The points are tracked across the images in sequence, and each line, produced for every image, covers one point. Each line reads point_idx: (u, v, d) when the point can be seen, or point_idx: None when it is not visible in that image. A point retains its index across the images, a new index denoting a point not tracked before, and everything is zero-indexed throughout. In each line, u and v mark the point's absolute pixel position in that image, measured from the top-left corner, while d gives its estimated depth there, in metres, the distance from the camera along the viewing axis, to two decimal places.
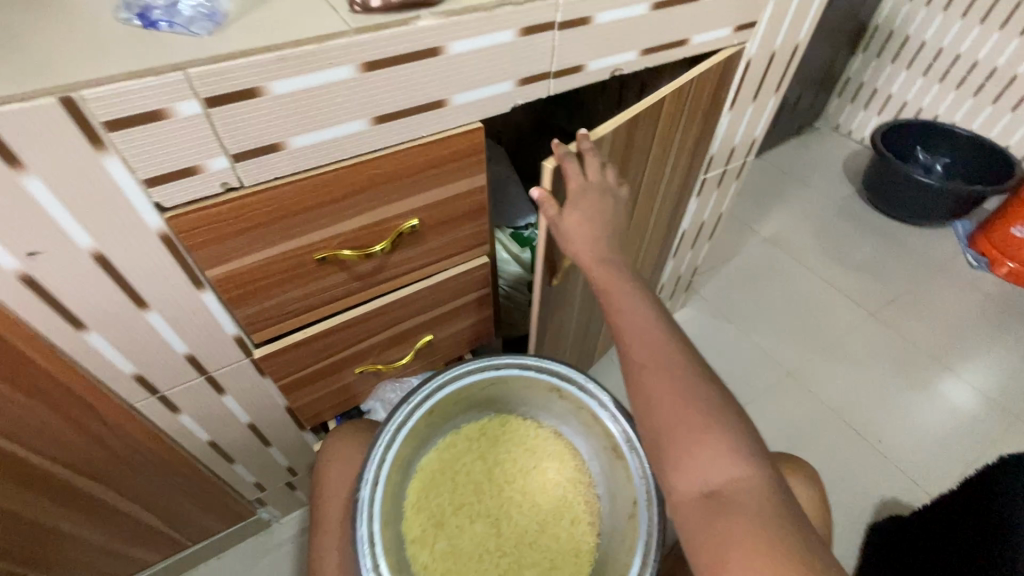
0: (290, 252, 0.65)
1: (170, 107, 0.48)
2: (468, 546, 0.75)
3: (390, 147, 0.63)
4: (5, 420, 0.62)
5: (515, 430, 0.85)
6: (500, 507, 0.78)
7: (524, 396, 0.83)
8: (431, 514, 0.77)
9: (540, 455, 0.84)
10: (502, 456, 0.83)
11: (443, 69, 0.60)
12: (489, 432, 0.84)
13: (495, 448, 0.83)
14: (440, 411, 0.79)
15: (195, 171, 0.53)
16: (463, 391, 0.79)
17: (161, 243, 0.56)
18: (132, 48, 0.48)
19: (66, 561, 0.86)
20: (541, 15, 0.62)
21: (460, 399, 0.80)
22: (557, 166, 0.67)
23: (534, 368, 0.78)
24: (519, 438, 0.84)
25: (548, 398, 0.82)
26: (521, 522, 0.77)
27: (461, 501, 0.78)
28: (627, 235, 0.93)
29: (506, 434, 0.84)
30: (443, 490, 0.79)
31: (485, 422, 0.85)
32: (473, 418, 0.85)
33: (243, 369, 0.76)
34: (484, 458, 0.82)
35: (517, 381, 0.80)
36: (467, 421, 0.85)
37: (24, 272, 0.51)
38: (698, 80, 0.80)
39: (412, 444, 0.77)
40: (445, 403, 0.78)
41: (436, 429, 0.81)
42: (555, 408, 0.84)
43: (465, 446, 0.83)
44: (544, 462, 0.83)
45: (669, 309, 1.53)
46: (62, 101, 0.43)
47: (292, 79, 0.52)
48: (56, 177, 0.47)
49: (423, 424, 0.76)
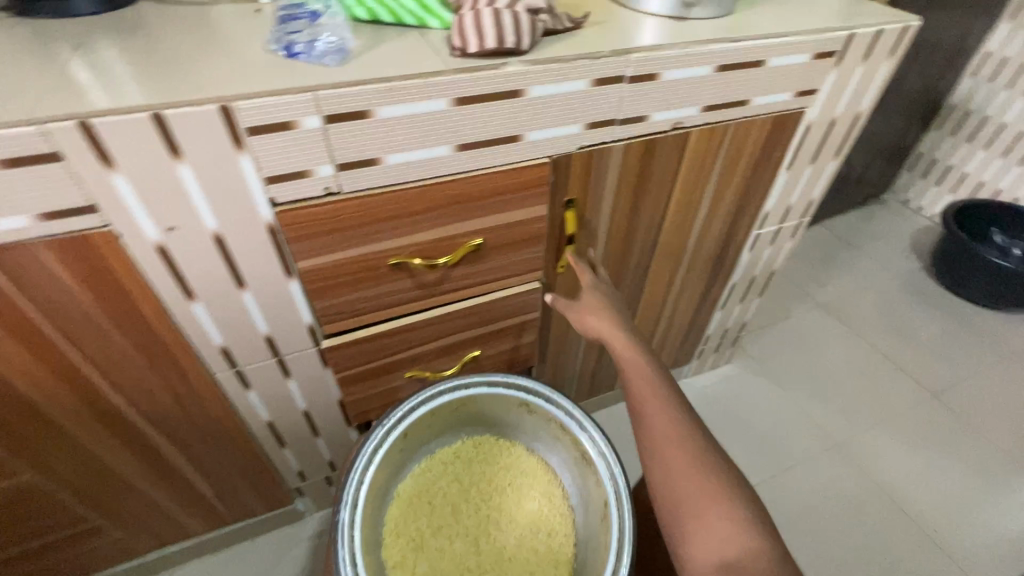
0: (368, 255, 0.74)
1: (299, 120, 0.58)
2: (448, 565, 0.76)
3: (467, 172, 0.72)
4: (115, 370, 0.72)
5: (487, 451, 0.86)
6: (478, 525, 0.80)
7: (498, 416, 0.85)
8: (411, 536, 0.77)
9: (511, 474, 0.85)
10: (475, 478, 0.84)
11: (522, 109, 0.69)
12: (463, 454, 0.86)
13: (468, 469, 0.85)
14: (412, 434, 0.80)
15: (305, 175, 0.63)
16: (434, 413, 0.80)
17: (266, 233, 0.66)
18: (277, 73, 0.59)
19: (128, 514, 0.94)
20: (613, 69, 0.70)
21: (431, 421, 0.82)
22: (555, 159, 0.76)
23: (501, 386, 0.80)
24: (493, 462, 0.86)
25: (518, 414, 0.84)
26: (499, 539, 0.78)
27: (439, 523, 0.79)
28: (639, 251, 0.99)
29: (479, 458, 0.86)
30: (421, 512, 0.80)
31: (458, 446, 0.87)
32: (446, 443, 0.87)
33: (309, 357, 0.84)
34: (459, 480, 0.84)
35: (484, 401, 0.82)
36: (441, 446, 0.87)
37: (160, 244, 0.62)
38: (739, 129, 0.88)
39: (387, 466, 0.78)
40: (416, 426, 0.80)
41: (411, 453, 0.83)
42: (526, 424, 0.86)
43: (441, 469, 0.84)
44: (517, 480, 0.84)
45: (713, 362, 1.52)
46: (222, 108, 0.54)
47: (396, 105, 0.62)
48: (202, 169, 0.58)
49: (394, 446, 0.77)
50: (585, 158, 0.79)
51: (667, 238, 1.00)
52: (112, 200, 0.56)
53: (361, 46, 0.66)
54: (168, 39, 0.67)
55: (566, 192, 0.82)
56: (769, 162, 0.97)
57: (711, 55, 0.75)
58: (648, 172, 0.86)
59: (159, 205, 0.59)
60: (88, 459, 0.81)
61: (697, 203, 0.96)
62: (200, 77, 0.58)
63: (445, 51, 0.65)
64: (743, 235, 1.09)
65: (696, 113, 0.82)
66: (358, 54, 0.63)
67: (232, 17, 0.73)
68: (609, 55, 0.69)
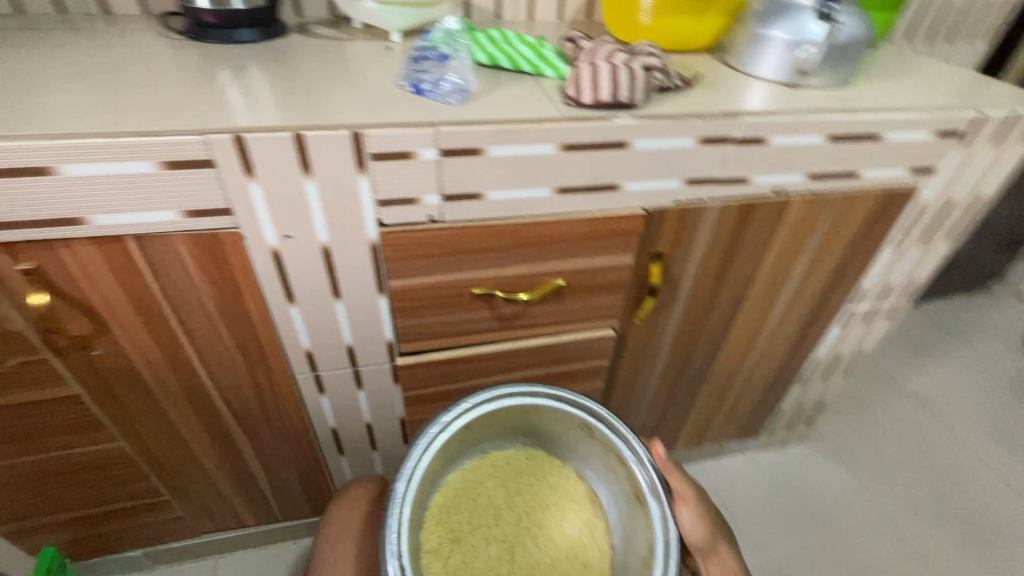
0: (454, 281, 0.76)
1: (417, 152, 0.63)
2: (480, 566, 0.74)
3: (562, 213, 0.73)
4: (213, 357, 0.77)
5: (539, 465, 0.85)
6: (517, 535, 0.78)
7: (556, 433, 0.83)
8: (449, 528, 0.76)
9: (557, 493, 0.83)
10: (521, 488, 0.82)
11: (625, 160, 0.70)
12: (514, 462, 0.84)
13: (518, 479, 0.83)
14: (471, 430, 0.79)
15: (413, 202, 0.67)
16: (496, 415, 0.78)
17: (368, 250, 0.70)
18: (403, 107, 0.64)
19: (193, 494, 0.99)
20: (721, 129, 0.70)
21: (491, 421, 0.80)
22: (645, 213, 0.76)
23: (568, 405, 0.77)
24: (541, 478, 0.84)
25: (579, 436, 0.81)
26: (535, 555, 0.76)
27: (480, 522, 0.78)
28: (722, 311, 0.96)
29: (528, 469, 0.84)
30: (463, 508, 0.79)
31: (512, 453, 0.85)
32: (502, 447, 0.86)
33: (382, 371, 0.87)
34: (507, 486, 0.82)
35: (548, 415, 0.79)
36: (496, 449, 0.85)
37: (276, 249, 0.67)
38: (845, 200, 0.84)
39: (442, 456, 0.76)
40: (481, 422, 0.78)
41: (467, 447, 0.82)
42: (582, 448, 0.83)
43: (490, 471, 0.83)
44: (563, 502, 0.82)
45: (783, 439, 1.41)
46: (353, 136, 0.59)
47: (507, 146, 0.65)
48: (325, 187, 0.63)
49: (453, 439, 0.76)
50: (682, 212, 0.78)
51: (751, 302, 0.96)
52: (245, 206, 0.62)
53: (481, 89, 0.70)
54: (311, 69, 0.75)
55: (653, 244, 0.81)
56: (873, 236, 0.91)
57: (824, 124, 0.74)
58: (742, 233, 0.84)
59: (282, 215, 0.64)
60: (172, 435, 0.87)
61: (788, 271, 0.93)
62: (337, 105, 0.64)
63: (558, 99, 0.68)
64: (834, 309, 1.03)
65: (800, 180, 0.80)
66: (478, 96, 0.68)
67: (366, 54, 0.81)
68: (718, 116, 0.69)
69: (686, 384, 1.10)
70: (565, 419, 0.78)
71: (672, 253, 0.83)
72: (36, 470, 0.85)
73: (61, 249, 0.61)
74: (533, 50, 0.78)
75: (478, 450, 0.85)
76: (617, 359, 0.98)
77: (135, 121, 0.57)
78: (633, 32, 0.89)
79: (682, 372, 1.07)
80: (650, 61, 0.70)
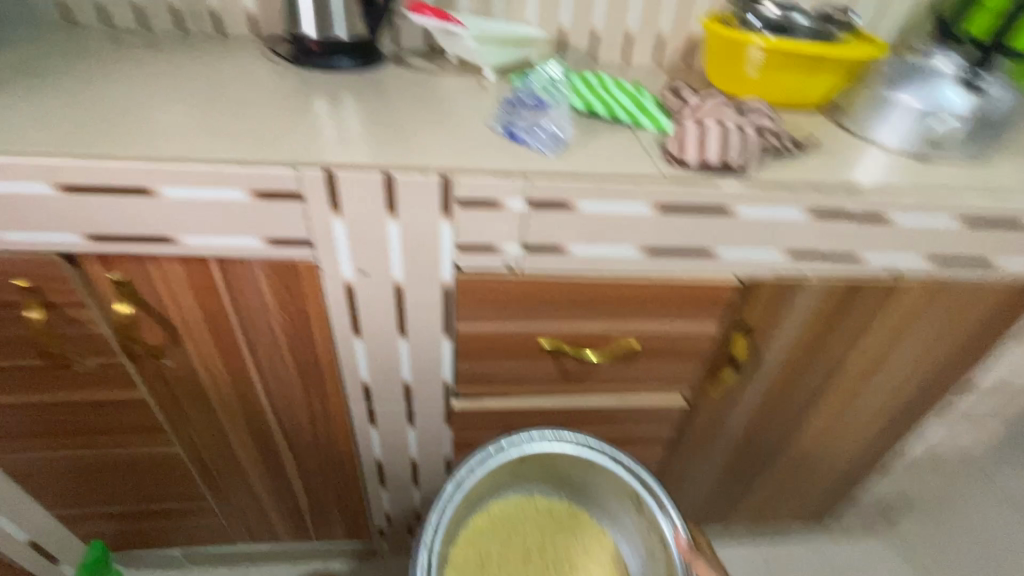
0: (522, 332, 0.73)
1: (505, 201, 0.60)
2: None
3: (646, 275, 0.68)
4: (274, 379, 0.77)
5: (579, 523, 0.87)
6: None
7: (603, 494, 0.85)
8: (477, 557, 0.80)
9: (588, 559, 0.84)
10: (555, 541, 0.85)
11: (725, 227, 0.64)
12: (553, 514, 0.87)
13: (555, 531, 0.86)
14: (524, 465, 0.82)
15: (493, 250, 0.64)
16: (551, 458, 0.81)
17: (440, 293, 0.68)
18: (495, 153, 0.61)
19: (236, 505, 0.99)
20: (837, 203, 0.63)
21: (547, 464, 0.83)
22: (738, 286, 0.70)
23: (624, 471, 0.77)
24: (575, 539, 0.86)
25: (625, 506, 0.83)
26: None
27: (509, 558, 0.82)
28: (807, 392, 0.87)
29: (565, 523, 0.87)
30: (495, 542, 0.82)
31: (556, 504, 0.88)
32: (549, 494, 0.89)
33: (436, 411, 0.84)
34: (543, 533, 0.85)
35: (600, 475, 0.81)
36: (542, 494, 0.89)
37: (349, 283, 0.66)
38: (969, 288, 0.74)
39: (490, 482, 0.81)
40: (539, 461, 0.82)
41: (518, 480, 0.86)
42: (625, 521, 0.85)
43: (532, 513, 0.86)
44: (591, 568, 0.83)
45: (855, 531, 1.27)
46: (443, 181, 0.57)
47: (599, 203, 0.61)
48: (407, 228, 0.61)
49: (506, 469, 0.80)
50: (778, 285, 0.71)
51: (840, 386, 0.86)
52: (326, 239, 0.61)
53: (576, 138, 0.67)
54: (403, 104, 0.74)
55: (738, 315, 0.74)
56: (998, 329, 0.80)
57: (958, 205, 0.65)
58: (840, 314, 0.75)
59: (360, 251, 0.63)
60: (225, 447, 0.87)
61: (888, 357, 0.83)
62: (427, 146, 0.62)
63: (657, 156, 0.64)
64: (938, 403, 0.91)
65: (920, 263, 0.71)
66: (573, 146, 0.64)
67: (457, 91, 0.80)
68: (836, 189, 0.63)
69: (753, 461, 1.00)
70: (615, 483, 0.80)
71: (758, 327, 0.76)
72: (98, 464, 0.87)
73: (148, 263, 0.62)
74: (632, 98, 0.74)
75: (523, 489, 0.88)
76: (682, 426, 0.91)
77: (233, 149, 0.57)
78: (737, 84, 0.84)
79: (752, 449, 0.97)
80: (764, 123, 0.64)
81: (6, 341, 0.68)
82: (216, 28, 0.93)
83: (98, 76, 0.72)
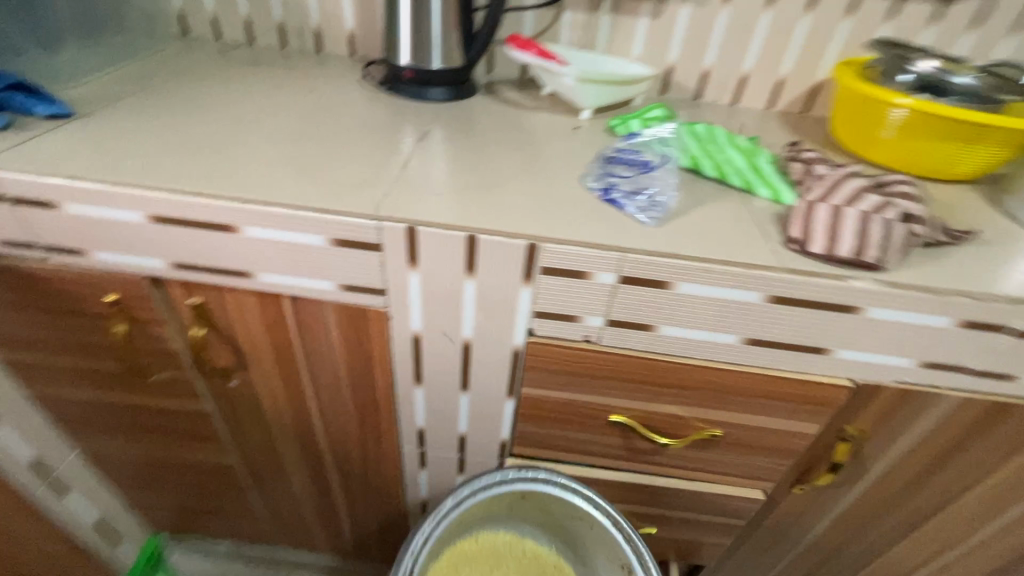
0: (592, 403, 0.66)
1: (594, 273, 0.54)
2: None
3: (743, 364, 0.60)
4: (332, 410, 0.76)
5: None
6: None
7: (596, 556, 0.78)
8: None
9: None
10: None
11: (847, 325, 0.55)
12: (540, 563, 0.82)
13: None
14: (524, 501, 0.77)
15: (574, 318, 0.58)
16: (554, 505, 0.76)
17: (509, 354, 0.63)
18: (588, 217, 0.56)
19: (282, 515, 1.00)
20: (998, 315, 0.52)
21: (545, 509, 0.78)
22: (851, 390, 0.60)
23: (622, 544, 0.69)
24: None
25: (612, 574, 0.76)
26: None
27: None
28: (916, 509, 0.74)
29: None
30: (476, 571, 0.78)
31: (544, 552, 0.83)
32: (541, 540, 0.84)
33: (488, 465, 0.79)
34: None
35: (599, 539, 0.74)
36: (535, 538, 0.84)
37: (417, 333, 0.63)
38: None
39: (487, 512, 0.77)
40: (541, 503, 0.77)
41: (515, 515, 0.82)
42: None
43: (518, 554, 0.82)
44: None
45: None
46: (529, 246, 0.53)
47: (701, 285, 0.53)
48: (484, 288, 0.57)
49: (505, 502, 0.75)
50: (903, 394, 0.60)
51: (958, 510, 0.73)
52: (399, 290, 0.58)
53: (680, 203, 0.59)
54: (491, 145, 0.70)
55: (845, 420, 0.65)
56: None
57: None
58: (967, 440, 0.64)
59: (432, 305, 0.59)
60: (278, 464, 0.88)
61: None
62: (514, 202, 0.57)
63: (774, 236, 0.55)
64: None
65: None
66: (676, 216, 0.57)
67: (549, 132, 0.74)
68: (999, 299, 0.51)
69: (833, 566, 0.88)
70: (612, 551, 0.73)
71: (869, 437, 0.66)
72: (161, 461, 0.90)
73: (224, 293, 0.62)
74: (747, 159, 0.66)
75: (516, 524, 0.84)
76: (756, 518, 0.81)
77: (318, 191, 0.56)
78: (869, 146, 0.73)
79: (835, 555, 0.85)
80: (913, 209, 0.54)
81: (91, 346, 0.71)
82: (317, 46, 0.93)
83: (202, 97, 0.73)
